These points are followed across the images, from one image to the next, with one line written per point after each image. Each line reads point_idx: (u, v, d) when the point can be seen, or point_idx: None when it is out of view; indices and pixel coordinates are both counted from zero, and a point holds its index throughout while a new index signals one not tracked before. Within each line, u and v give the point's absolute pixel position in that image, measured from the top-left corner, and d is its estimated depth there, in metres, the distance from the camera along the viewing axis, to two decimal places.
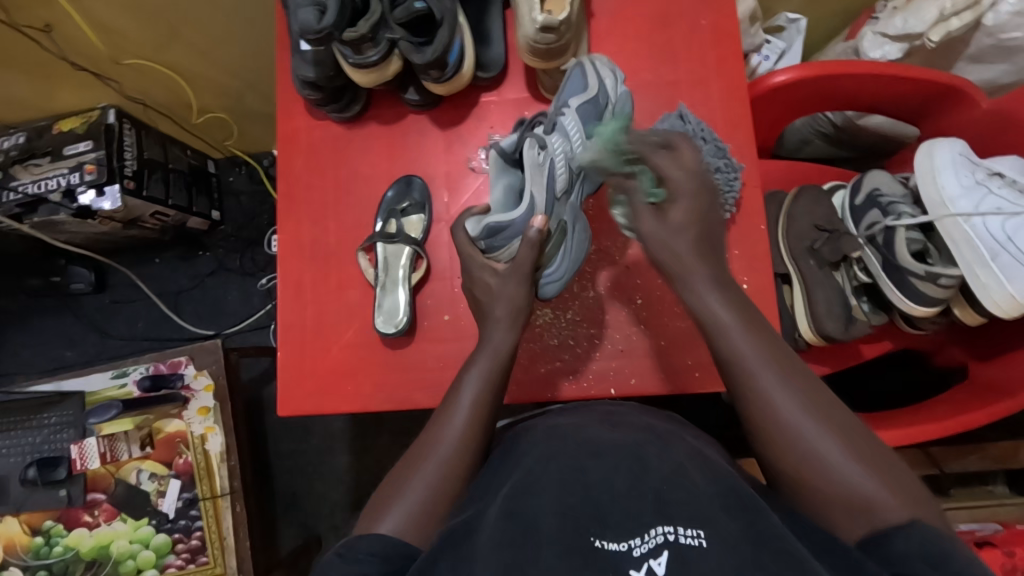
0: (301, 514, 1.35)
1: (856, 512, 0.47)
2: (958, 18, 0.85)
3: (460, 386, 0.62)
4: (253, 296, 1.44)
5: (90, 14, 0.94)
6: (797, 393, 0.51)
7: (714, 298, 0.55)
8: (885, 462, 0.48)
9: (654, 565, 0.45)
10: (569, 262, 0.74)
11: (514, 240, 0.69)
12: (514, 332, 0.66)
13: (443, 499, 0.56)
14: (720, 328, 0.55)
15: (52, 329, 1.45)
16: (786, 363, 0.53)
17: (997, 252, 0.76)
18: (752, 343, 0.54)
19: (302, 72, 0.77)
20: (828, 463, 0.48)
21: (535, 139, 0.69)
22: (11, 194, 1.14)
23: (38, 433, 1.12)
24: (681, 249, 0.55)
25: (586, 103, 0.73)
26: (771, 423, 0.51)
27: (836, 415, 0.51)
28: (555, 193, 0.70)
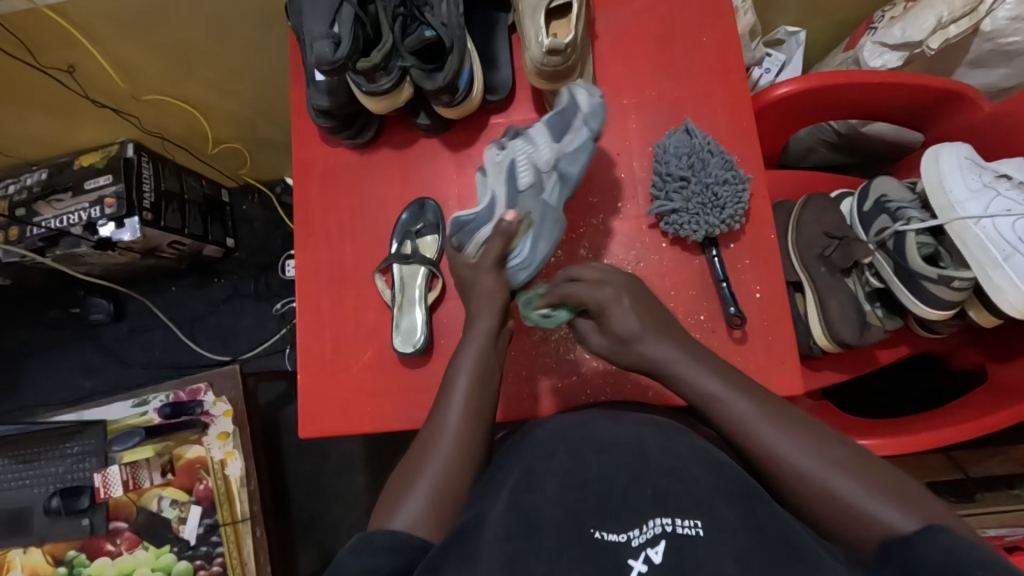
0: (319, 538, 1.35)
1: (890, 548, 0.46)
2: (955, 26, 0.87)
3: (451, 377, 0.64)
4: (268, 321, 1.45)
5: (112, 53, 0.98)
6: (805, 443, 0.53)
7: (694, 371, 0.60)
8: (904, 491, 0.48)
9: (651, 553, 0.46)
10: (536, 253, 0.73)
11: (479, 230, 0.74)
12: (495, 320, 0.68)
13: (451, 493, 0.57)
14: (714, 402, 0.58)
15: (72, 359, 1.48)
16: (783, 414, 0.56)
17: (1010, 253, 0.77)
18: (740, 401, 0.57)
19: (317, 101, 0.79)
20: (854, 503, 0.49)
21: (496, 145, 0.78)
22: (35, 229, 1.17)
23: (61, 463, 1.14)
24: (648, 336, 0.63)
25: (554, 114, 0.77)
26: (787, 476, 0.52)
27: (848, 456, 0.52)
28: (517, 189, 0.74)
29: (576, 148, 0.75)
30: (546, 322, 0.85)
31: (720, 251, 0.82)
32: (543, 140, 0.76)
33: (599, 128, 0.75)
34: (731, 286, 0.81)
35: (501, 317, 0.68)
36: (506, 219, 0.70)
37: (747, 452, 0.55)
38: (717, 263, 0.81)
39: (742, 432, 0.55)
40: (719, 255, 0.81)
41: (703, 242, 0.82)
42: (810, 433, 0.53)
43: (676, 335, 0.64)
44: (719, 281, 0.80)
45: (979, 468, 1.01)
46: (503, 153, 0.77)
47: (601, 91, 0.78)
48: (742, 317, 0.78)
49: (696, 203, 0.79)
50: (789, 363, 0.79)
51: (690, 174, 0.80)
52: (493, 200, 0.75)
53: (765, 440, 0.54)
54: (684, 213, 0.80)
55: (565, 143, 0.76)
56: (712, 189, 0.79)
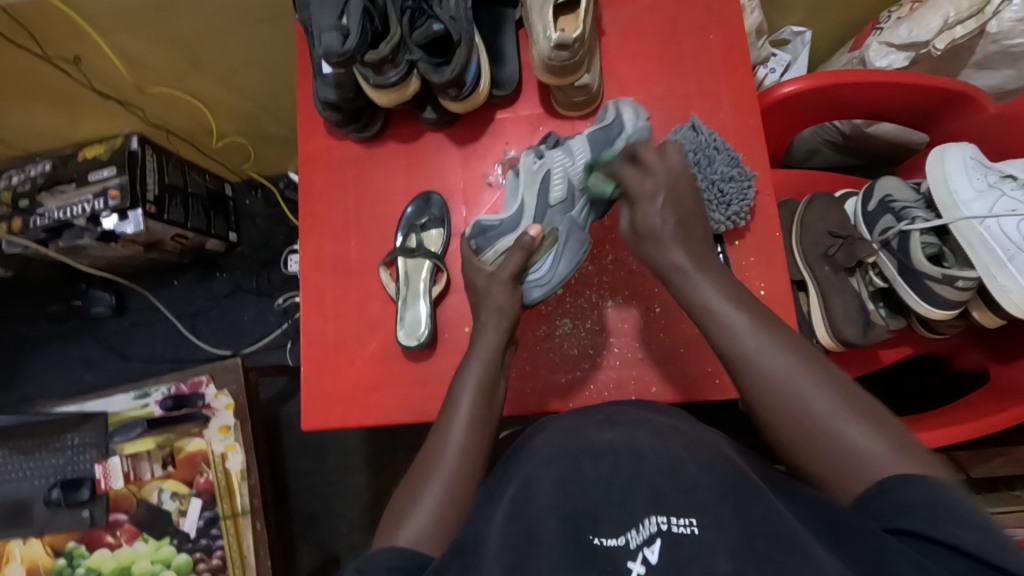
0: (318, 533, 1.35)
1: (848, 466, 0.50)
2: (961, 26, 0.88)
3: (453, 393, 0.65)
4: (270, 316, 1.46)
5: (118, 45, 0.98)
6: (787, 358, 0.55)
7: (695, 279, 0.62)
8: (871, 412, 0.51)
9: (648, 553, 0.47)
10: (555, 271, 0.73)
11: (501, 239, 0.75)
12: (502, 337, 0.69)
13: (452, 508, 0.56)
14: (709, 309, 0.60)
15: (73, 352, 1.48)
16: (771, 328, 0.58)
17: (1014, 253, 0.77)
18: (736, 314, 0.59)
19: (324, 94, 0.79)
20: (822, 419, 0.52)
21: (533, 152, 0.78)
22: (38, 220, 1.17)
23: (61, 454, 1.14)
24: (668, 247, 0.63)
25: (598, 130, 0.78)
26: (766, 391, 0.55)
27: (830, 376, 0.54)
28: (547, 203, 0.75)
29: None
30: (549, 317, 0.85)
31: (725, 248, 0.82)
32: (583, 153, 0.76)
33: None
34: None
35: (507, 336, 0.70)
36: (530, 234, 0.70)
37: (732, 364, 0.58)
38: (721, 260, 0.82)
39: (734, 342, 0.58)
40: (724, 252, 0.82)
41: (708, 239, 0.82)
42: (795, 353, 0.56)
43: (699, 248, 0.64)
44: None
45: (980, 469, 1.01)
46: (539, 161, 0.77)
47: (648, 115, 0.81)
48: None
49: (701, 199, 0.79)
50: None
51: (696, 170, 0.80)
52: (521, 208, 0.76)
53: (751, 350, 0.56)
54: None
55: None
56: (718, 185, 0.79)
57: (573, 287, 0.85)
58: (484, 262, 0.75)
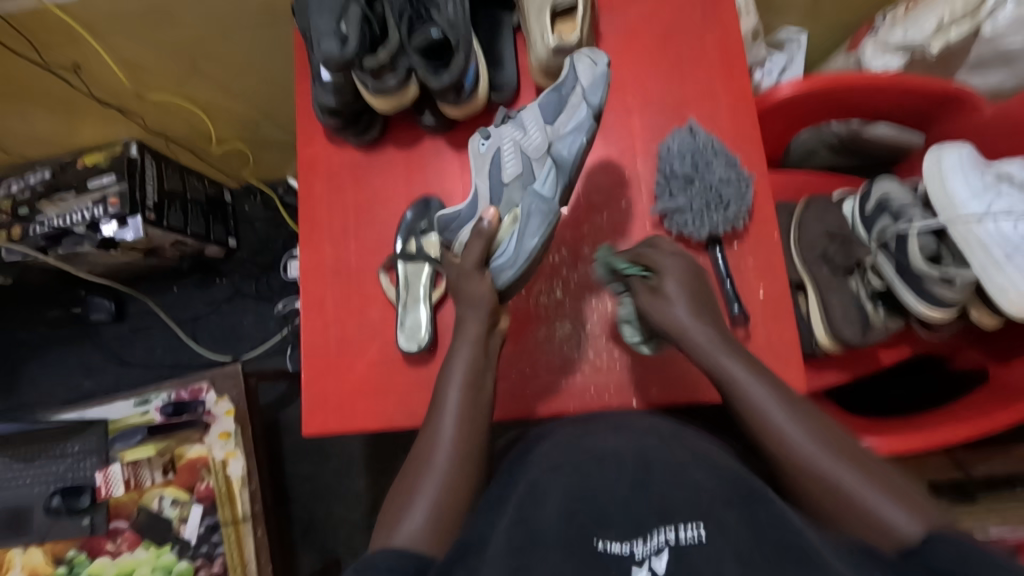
0: (319, 538, 1.35)
1: (879, 534, 0.49)
2: (956, 27, 0.89)
3: (442, 387, 0.63)
4: (270, 321, 1.45)
5: (117, 52, 0.98)
6: (804, 428, 0.56)
7: (717, 353, 0.62)
8: (902, 486, 0.51)
9: (655, 563, 0.47)
10: (522, 247, 0.70)
11: (462, 227, 0.77)
12: (484, 323, 0.67)
13: (449, 508, 0.56)
14: (731, 379, 0.61)
15: (72, 359, 1.48)
16: (797, 403, 0.58)
17: (1013, 253, 0.77)
18: (758, 386, 0.59)
19: (323, 99, 0.80)
20: (846, 487, 0.52)
21: (481, 131, 0.77)
22: (38, 227, 1.17)
23: (61, 462, 1.13)
24: (691, 326, 0.64)
25: (549, 94, 0.74)
26: (793, 463, 0.55)
27: (856, 453, 0.54)
28: (501, 181, 0.75)
29: (569, 130, 0.72)
30: (549, 320, 0.85)
31: (724, 250, 0.82)
32: (535, 124, 0.74)
33: (600, 102, 0.72)
34: (734, 283, 0.82)
35: (488, 324, 0.68)
36: (485, 220, 0.71)
37: (755, 433, 0.58)
38: (720, 262, 0.81)
39: (755, 414, 0.58)
40: (723, 254, 0.81)
41: (706, 241, 0.82)
42: (820, 428, 0.56)
43: (715, 316, 0.66)
44: (723, 279, 0.81)
45: (980, 468, 1.01)
46: (488, 141, 0.77)
47: (607, 58, 0.74)
48: (745, 315, 0.79)
49: (700, 201, 0.80)
50: (793, 363, 0.79)
51: (694, 173, 0.81)
52: (477, 195, 0.77)
53: (775, 423, 0.56)
54: (687, 212, 0.80)
55: (558, 125, 0.72)
56: (716, 188, 0.80)
57: (573, 290, 0.85)
58: (455, 254, 0.75)
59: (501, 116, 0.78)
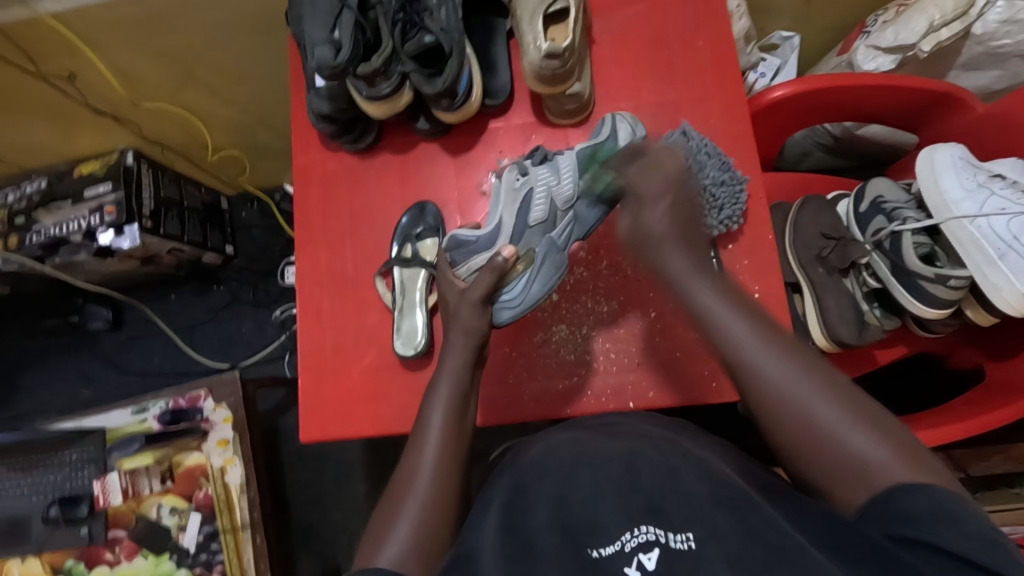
0: (319, 545, 1.34)
1: (852, 475, 0.49)
2: (948, 28, 0.88)
3: (426, 412, 0.65)
4: (267, 328, 1.45)
5: (113, 62, 0.99)
6: (788, 363, 0.55)
7: (695, 285, 0.61)
8: (880, 423, 0.51)
9: (644, 559, 0.47)
10: (527, 292, 0.73)
11: (475, 255, 0.76)
12: (467, 357, 0.70)
13: (433, 529, 0.56)
14: (704, 310, 0.59)
15: (70, 368, 1.48)
16: (770, 331, 0.57)
17: (1006, 252, 0.77)
18: (737, 322, 0.58)
19: (317, 107, 0.80)
20: (826, 425, 0.51)
21: (518, 168, 0.79)
22: (34, 237, 1.17)
23: (59, 471, 1.13)
24: (672, 251, 0.63)
25: (587, 149, 0.78)
26: (763, 393, 0.54)
27: (830, 380, 0.54)
28: (526, 223, 0.76)
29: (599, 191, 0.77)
30: (546, 323, 0.85)
31: (719, 252, 0.83)
32: (569, 173, 0.76)
33: None
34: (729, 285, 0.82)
35: (475, 358, 0.70)
36: (503, 256, 0.71)
37: (734, 366, 0.57)
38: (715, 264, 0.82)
39: (732, 349, 0.57)
40: (717, 257, 0.82)
41: None
42: (796, 359, 0.55)
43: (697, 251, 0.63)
44: None
45: (978, 467, 1.01)
46: (523, 179, 0.78)
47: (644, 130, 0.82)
48: None
49: None
50: None
51: None
52: (499, 225, 0.77)
53: (750, 358, 0.55)
54: None
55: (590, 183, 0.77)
56: (710, 190, 0.79)
57: (568, 293, 0.85)
58: (458, 278, 0.75)
59: (531, 160, 0.81)
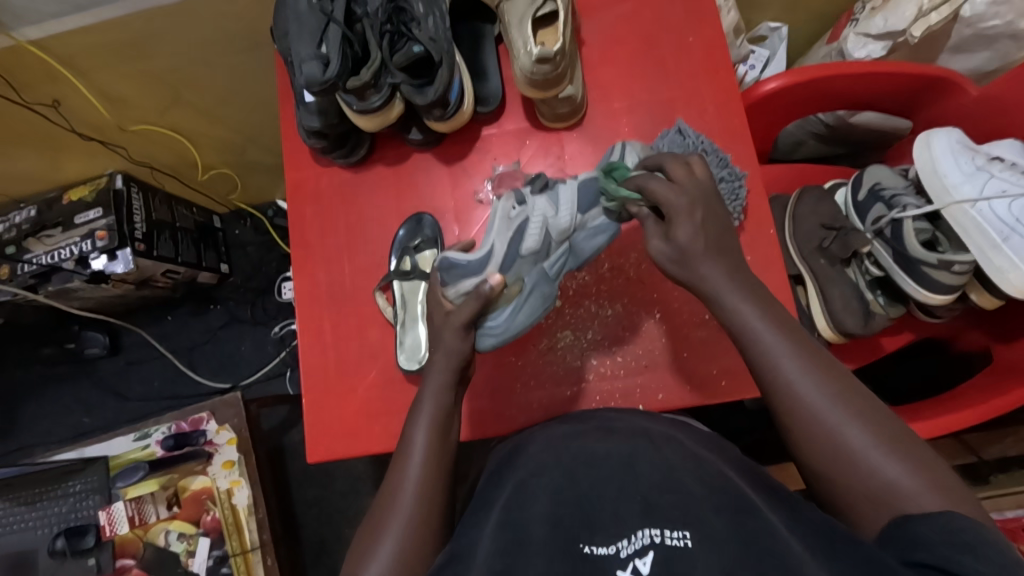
0: (331, 561, 1.33)
1: (879, 500, 0.49)
2: (936, 13, 0.88)
3: (409, 431, 0.63)
4: (267, 346, 1.44)
5: (97, 87, 0.98)
6: (822, 386, 0.53)
7: (734, 302, 0.57)
8: (913, 450, 0.50)
9: (639, 565, 0.46)
10: (512, 322, 0.70)
11: (465, 279, 0.66)
12: (453, 373, 0.65)
13: (415, 547, 0.56)
14: (741, 324, 0.57)
15: (69, 396, 1.46)
16: (812, 354, 0.55)
17: (1009, 235, 0.77)
18: (773, 336, 0.56)
19: (307, 122, 0.78)
20: (855, 449, 0.51)
21: (514, 196, 0.70)
22: (26, 266, 1.15)
23: (63, 502, 1.12)
24: (705, 264, 0.58)
25: (591, 180, 0.71)
26: (799, 414, 0.53)
27: (865, 404, 0.52)
28: (518, 251, 0.67)
29: (598, 227, 0.72)
30: (551, 331, 0.84)
31: None
32: (569, 205, 0.70)
33: None
34: None
35: (458, 377, 0.65)
36: (490, 284, 0.64)
37: (763, 380, 0.56)
38: None
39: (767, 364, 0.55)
40: None
41: None
42: (835, 383, 0.54)
43: (732, 259, 0.59)
44: None
45: (992, 450, 1.00)
46: (518, 208, 0.70)
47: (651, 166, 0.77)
48: None
49: None
50: None
51: None
52: (490, 253, 0.67)
53: (787, 377, 0.54)
54: None
55: (589, 216, 0.71)
56: None
57: (571, 299, 0.84)
58: (449, 303, 0.66)
59: (531, 186, 0.73)
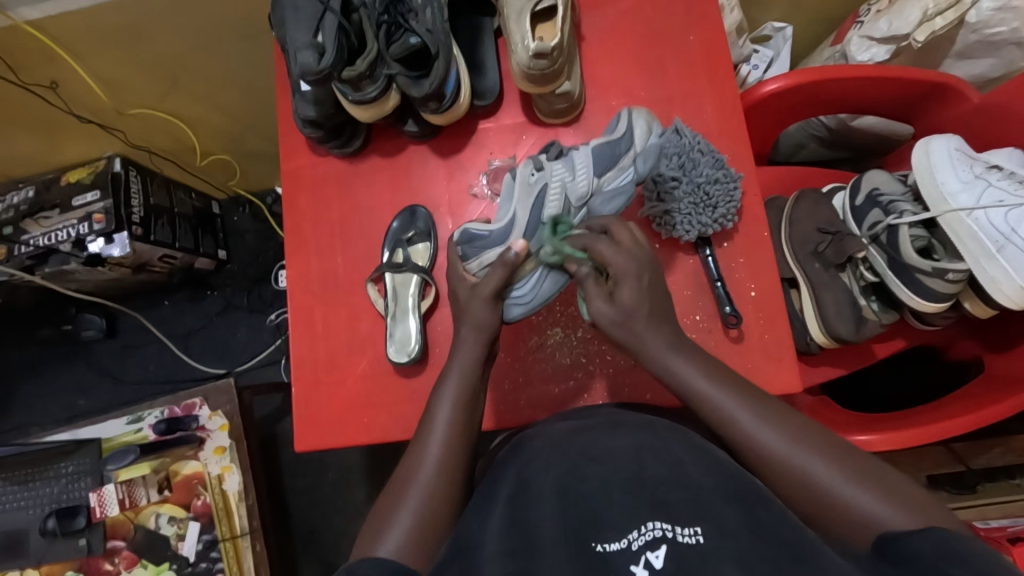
0: (321, 549, 1.34)
1: (861, 529, 0.49)
2: (941, 18, 0.87)
3: (432, 408, 0.63)
4: (263, 333, 1.44)
5: (95, 69, 0.97)
6: (780, 431, 0.55)
7: (677, 367, 0.61)
8: (883, 480, 0.51)
9: (652, 557, 0.46)
10: (539, 289, 0.72)
11: (488, 250, 0.72)
12: (482, 350, 0.67)
13: (433, 525, 0.56)
14: (689, 388, 0.60)
15: (65, 377, 1.47)
16: (762, 403, 0.57)
17: (1003, 244, 0.76)
18: (722, 395, 0.58)
19: (303, 112, 0.78)
20: (829, 486, 0.51)
21: (533, 163, 0.74)
22: (23, 247, 1.16)
23: (55, 483, 1.12)
24: (642, 330, 0.62)
25: (604, 144, 0.74)
26: (763, 463, 0.54)
27: (825, 443, 0.54)
28: (541, 217, 0.71)
29: (615, 190, 0.74)
30: (541, 327, 0.84)
31: (714, 250, 0.82)
32: (586, 169, 0.73)
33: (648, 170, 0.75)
34: (725, 285, 0.81)
35: (486, 352, 0.68)
36: (515, 251, 0.67)
37: (723, 433, 0.57)
38: (711, 263, 0.81)
39: (723, 422, 0.57)
40: (713, 255, 0.81)
41: (696, 242, 0.81)
42: (789, 426, 0.55)
43: (671, 323, 0.64)
44: (714, 280, 0.80)
45: (980, 459, 1.00)
46: (537, 174, 0.74)
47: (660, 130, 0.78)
48: (737, 315, 0.79)
49: (687, 203, 0.78)
50: (786, 360, 0.79)
51: (681, 173, 0.78)
52: (512, 222, 0.71)
53: (745, 428, 0.56)
54: (674, 214, 0.79)
55: (604, 181, 0.74)
56: (704, 188, 0.78)
57: (563, 296, 0.84)
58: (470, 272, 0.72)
59: (547, 154, 0.79)
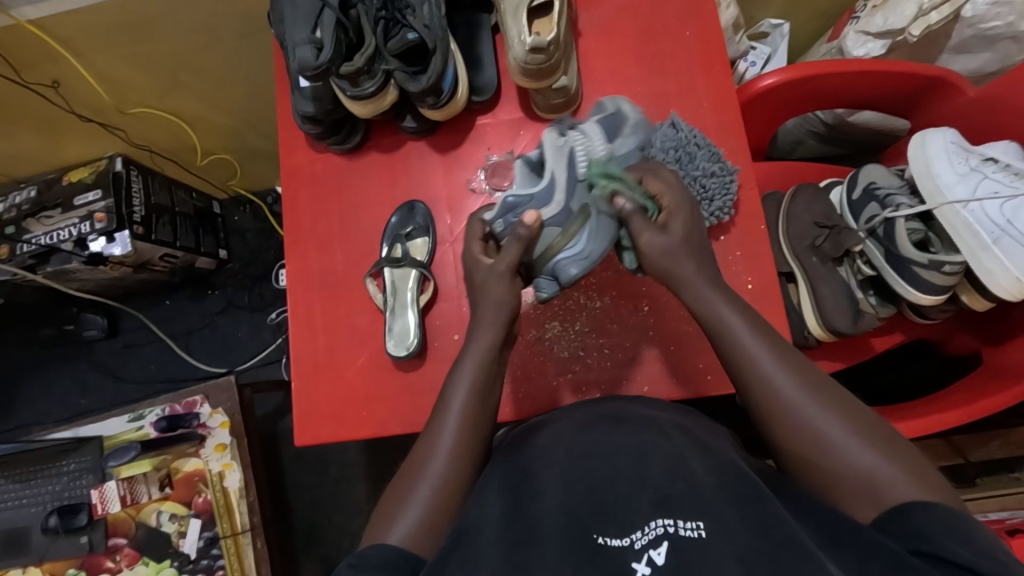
0: (322, 547, 1.34)
1: (863, 492, 0.50)
2: (936, 13, 0.88)
3: (449, 393, 0.63)
4: (264, 332, 1.45)
5: (96, 68, 0.98)
6: (800, 382, 0.56)
7: (714, 305, 0.62)
8: (890, 444, 0.52)
9: (654, 555, 0.46)
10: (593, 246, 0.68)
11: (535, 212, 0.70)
12: (498, 334, 0.66)
13: (443, 512, 0.56)
14: (719, 325, 0.61)
15: (67, 377, 1.47)
16: (784, 351, 0.58)
17: (999, 236, 0.77)
18: (750, 338, 0.59)
19: (302, 108, 0.79)
20: (833, 438, 0.53)
21: (557, 129, 0.76)
22: (25, 246, 1.16)
23: (57, 481, 1.13)
24: (679, 268, 0.64)
25: (604, 119, 0.81)
26: (779, 411, 0.56)
27: (839, 401, 0.55)
28: (575, 177, 0.72)
29: (626, 153, 0.78)
30: (539, 321, 0.85)
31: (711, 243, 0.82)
32: (599, 137, 0.76)
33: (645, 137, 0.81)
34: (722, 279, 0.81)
35: (505, 333, 0.66)
36: (526, 224, 0.65)
37: (741, 376, 0.58)
38: None
39: (743, 364, 0.58)
40: None
41: None
42: (811, 381, 0.56)
43: (708, 268, 0.65)
44: None
45: (978, 453, 1.01)
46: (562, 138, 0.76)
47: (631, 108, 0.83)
48: None
49: None
50: None
51: (678, 167, 0.79)
52: (552, 181, 0.71)
53: (765, 372, 0.57)
54: None
55: (615, 146, 0.78)
56: (700, 181, 0.79)
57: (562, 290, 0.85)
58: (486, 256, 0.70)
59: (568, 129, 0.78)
